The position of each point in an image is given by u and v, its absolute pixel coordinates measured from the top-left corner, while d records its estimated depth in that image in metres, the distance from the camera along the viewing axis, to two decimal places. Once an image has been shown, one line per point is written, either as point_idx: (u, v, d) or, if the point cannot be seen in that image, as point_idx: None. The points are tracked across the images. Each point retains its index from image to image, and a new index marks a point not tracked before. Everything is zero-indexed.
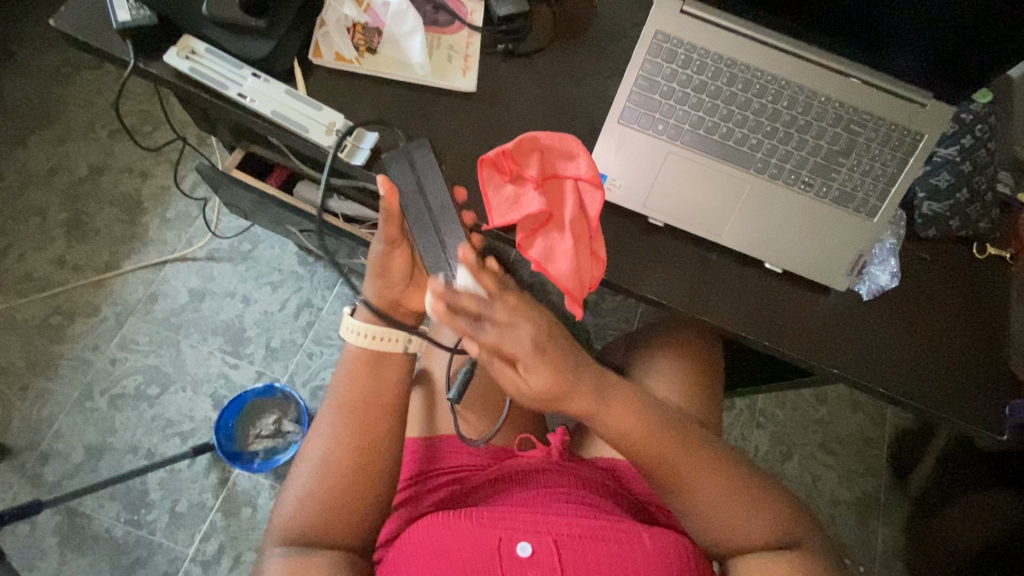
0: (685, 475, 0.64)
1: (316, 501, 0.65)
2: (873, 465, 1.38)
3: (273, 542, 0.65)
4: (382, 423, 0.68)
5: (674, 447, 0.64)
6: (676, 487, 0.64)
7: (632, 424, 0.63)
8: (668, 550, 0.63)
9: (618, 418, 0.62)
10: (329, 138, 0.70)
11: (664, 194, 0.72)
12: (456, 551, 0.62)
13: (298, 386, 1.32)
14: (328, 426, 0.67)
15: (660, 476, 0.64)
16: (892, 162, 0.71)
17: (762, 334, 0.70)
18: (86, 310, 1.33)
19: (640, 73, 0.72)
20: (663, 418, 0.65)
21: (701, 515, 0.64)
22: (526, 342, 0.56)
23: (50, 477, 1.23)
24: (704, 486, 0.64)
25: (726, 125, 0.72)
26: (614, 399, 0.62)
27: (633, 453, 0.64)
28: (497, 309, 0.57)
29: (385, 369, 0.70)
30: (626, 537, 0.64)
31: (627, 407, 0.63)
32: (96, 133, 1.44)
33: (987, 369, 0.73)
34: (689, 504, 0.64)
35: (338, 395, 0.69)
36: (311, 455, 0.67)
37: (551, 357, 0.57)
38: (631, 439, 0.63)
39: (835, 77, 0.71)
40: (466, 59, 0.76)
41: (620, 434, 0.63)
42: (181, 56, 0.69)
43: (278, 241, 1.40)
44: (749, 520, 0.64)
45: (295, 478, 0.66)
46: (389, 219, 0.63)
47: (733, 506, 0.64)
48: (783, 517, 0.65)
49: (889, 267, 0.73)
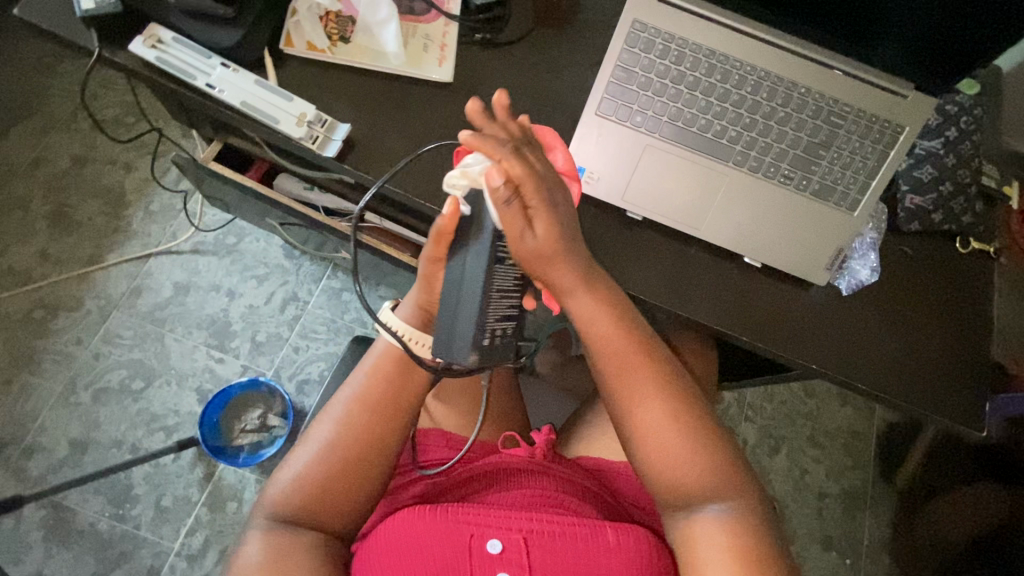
0: (637, 385, 0.62)
1: (312, 483, 0.63)
2: (861, 457, 1.38)
3: (258, 516, 0.64)
4: (399, 421, 0.67)
5: (643, 359, 0.62)
6: (636, 398, 0.62)
7: (605, 321, 0.62)
8: (636, 547, 0.62)
9: (587, 309, 0.61)
10: (300, 129, 0.68)
11: (643, 188, 0.70)
12: (426, 544, 0.61)
13: (284, 380, 1.31)
14: (342, 413, 0.66)
15: (619, 381, 0.63)
16: (872, 155, 0.70)
17: (740, 329, 0.69)
18: (69, 304, 1.31)
19: (617, 63, 0.70)
20: (642, 329, 0.64)
21: (651, 437, 0.61)
22: (541, 192, 0.55)
23: (34, 472, 1.22)
24: (662, 404, 0.61)
25: (705, 118, 0.71)
26: (591, 289, 0.61)
27: (601, 348, 0.62)
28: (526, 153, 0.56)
29: (411, 375, 0.68)
30: (592, 533, 0.62)
31: (598, 303, 0.61)
32: (78, 124, 1.41)
33: (967, 365, 0.72)
34: (641, 423, 0.61)
35: (358, 386, 0.67)
36: (318, 438, 0.65)
37: (552, 219, 0.56)
38: (602, 337, 0.62)
39: (814, 69, 0.69)
40: (442, 48, 0.74)
41: (588, 323, 0.62)
42: (148, 46, 0.68)
43: (263, 234, 1.38)
44: (693, 458, 0.61)
45: (298, 457, 0.65)
46: (439, 240, 0.59)
47: (682, 438, 0.61)
48: (729, 470, 0.61)
49: (869, 262, 0.72)
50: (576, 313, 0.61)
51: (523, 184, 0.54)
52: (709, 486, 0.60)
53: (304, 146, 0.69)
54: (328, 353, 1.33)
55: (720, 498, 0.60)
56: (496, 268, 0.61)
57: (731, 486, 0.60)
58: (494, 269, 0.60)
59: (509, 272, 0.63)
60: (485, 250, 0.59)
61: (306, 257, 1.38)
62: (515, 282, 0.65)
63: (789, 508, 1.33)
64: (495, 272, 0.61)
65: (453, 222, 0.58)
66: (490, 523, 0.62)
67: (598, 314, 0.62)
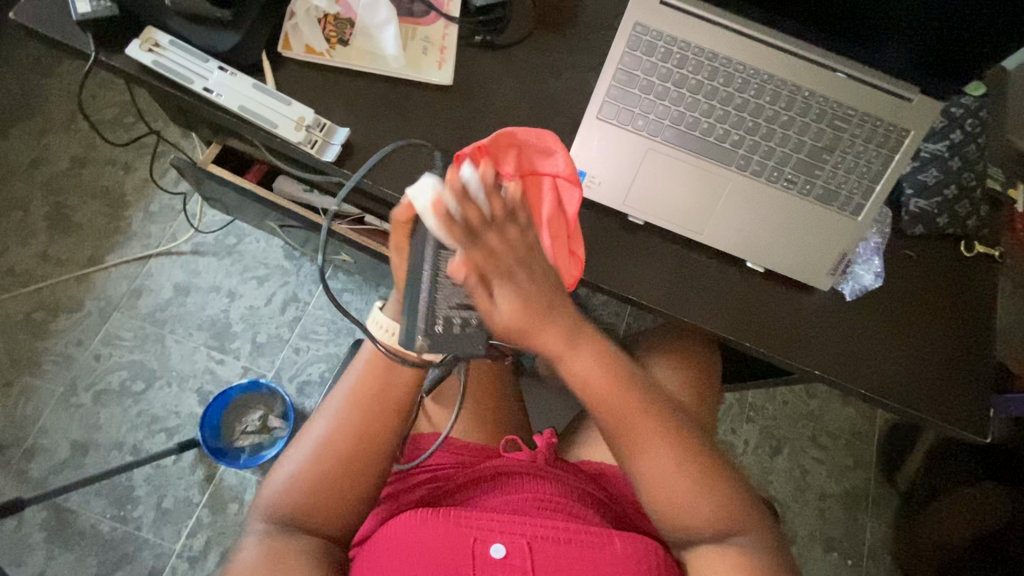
0: (645, 439, 0.60)
1: (306, 482, 0.63)
2: (863, 458, 1.37)
3: (255, 519, 0.64)
4: (390, 422, 0.66)
5: (646, 415, 0.60)
6: (641, 457, 0.60)
7: (602, 381, 0.58)
8: (641, 557, 0.62)
9: (585, 369, 0.57)
10: (299, 133, 0.67)
11: (644, 192, 0.70)
12: (428, 549, 0.60)
13: (284, 381, 1.31)
14: (334, 411, 0.66)
15: (625, 439, 0.60)
16: (877, 159, 0.69)
17: (741, 334, 0.69)
18: (70, 305, 1.31)
19: (619, 67, 0.69)
20: (641, 384, 0.60)
21: (663, 489, 0.60)
22: (506, 274, 0.52)
23: (36, 474, 1.22)
24: (668, 459, 0.60)
25: (708, 121, 0.70)
26: (583, 349, 0.57)
27: (601, 410, 0.59)
28: (491, 236, 0.52)
29: (397, 372, 0.67)
30: (602, 540, 0.62)
31: (596, 362, 0.57)
32: (77, 124, 1.41)
33: (970, 369, 0.71)
34: (649, 479, 0.60)
35: (349, 387, 0.67)
36: (312, 436, 0.66)
37: (524, 294, 0.53)
38: (600, 399, 0.58)
39: (818, 72, 0.69)
40: (442, 50, 0.74)
41: (585, 384, 0.58)
42: (144, 50, 0.67)
43: (263, 235, 1.38)
44: (704, 505, 0.61)
45: (292, 456, 0.65)
46: (398, 229, 0.62)
47: (692, 488, 0.60)
48: (742, 509, 0.62)
49: (873, 267, 0.72)
50: (573, 376, 0.57)
51: (485, 271, 0.52)
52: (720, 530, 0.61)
53: (302, 150, 0.68)
54: (328, 354, 1.33)
55: (729, 537, 0.61)
56: (441, 254, 0.60)
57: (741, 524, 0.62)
58: (438, 253, 0.60)
59: None
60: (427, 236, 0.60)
61: (306, 258, 1.37)
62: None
63: (790, 509, 1.33)
64: (438, 259, 0.60)
65: (409, 213, 0.60)
66: (493, 528, 0.61)
67: (596, 376, 0.58)
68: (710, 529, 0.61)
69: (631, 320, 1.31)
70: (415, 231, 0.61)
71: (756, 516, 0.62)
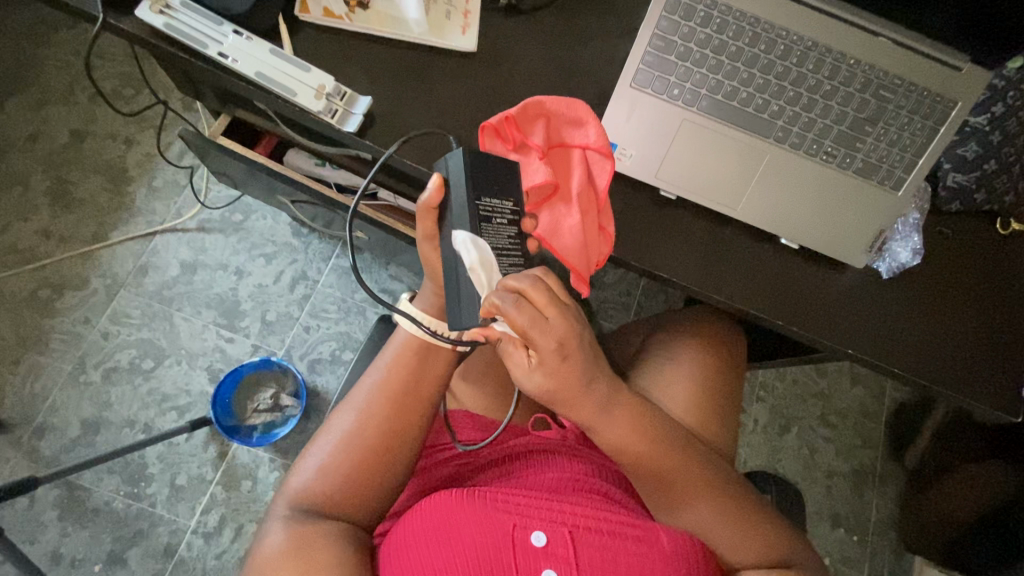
0: (674, 478, 0.65)
1: (336, 472, 0.62)
2: (871, 436, 1.38)
3: (280, 506, 0.61)
4: (422, 411, 0.65)
5: (677, 463, 0.65)
6: (676, 502, 0.65)
7: (636, 437, 0.63)
8: (688, 554, 0.60)
9: (616, 425, 0.62)
10: (319, 103, 0.64)
11: (678, 166, 0.67)
12: (466, 534, 0.58)
13: (295, 359, 1.30)
14: (363, 402, 0.65)
15: (657, 483, 0.65)
16: (922, 131, 0.67)
17: (773, 312, 0.67)
18: (75, 283, 1.29)
19: (656, 32, 0.66)
20: (663, 425, 0.66)
21: (699, 523, 0.64)
22: (551, 337, 0.52)
23: (47, 452, 1.21)
24: (701, 499, 0.65)
25: (746, 90, 0.67)
26: (614, 411, 0.62)
27: (636, 463, 0.64)
28: (532, 296, 0.52)
29: (429, 363, 0.66)
30: (647, 535, 0.60)
31: (626, 416, 0.63)
32: (75, 96, 1.36)
33: (1000, 347, 0.70)
34: (686, 518, 0.64)
35: (379, 378, 0.65)
36: (339, 426, 0.64)
37: (569, 363, 0.55)
38: (635, 452, 0.64)
39: (863, 36, 0.65)
40: (466, 15, 0.70)
41: (616, 439, 0.63)
42: (155, 11, 0.64)
43: (270, 212, 1.35)
44: (746, 535, 0.63)
45: (319, 446, 0.63)
46: (424, 215, 0.60)
47: (731, 519, 0.64)
48: (778, 533, 0.64)
49: (911, 243, 0.70)
50: (606, 434, 0.63)
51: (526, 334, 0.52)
52: (774, 561, 0.62)
53: (322, 120, 0.65)
54: (339, 333, 1.32)
55: (790, 567, 0.61)
56: (483, 226, 0.57)
57: (788, 552, 0.63)
58: (479, 227, 0.57)
59: (503, 232, 0.58)
60: (464, 210, 0.57)
61: (314, 235, 1.35)
62: (512, 242, 0.59)
63: (798, 486, 1.34)
64: (482, 231, 0.57)
65: (438, 197, 0.58)
66: (534, 515, 0.59)
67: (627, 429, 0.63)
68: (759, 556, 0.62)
69: (643, 300, 1.29)
70: (445, 212, 0.59)
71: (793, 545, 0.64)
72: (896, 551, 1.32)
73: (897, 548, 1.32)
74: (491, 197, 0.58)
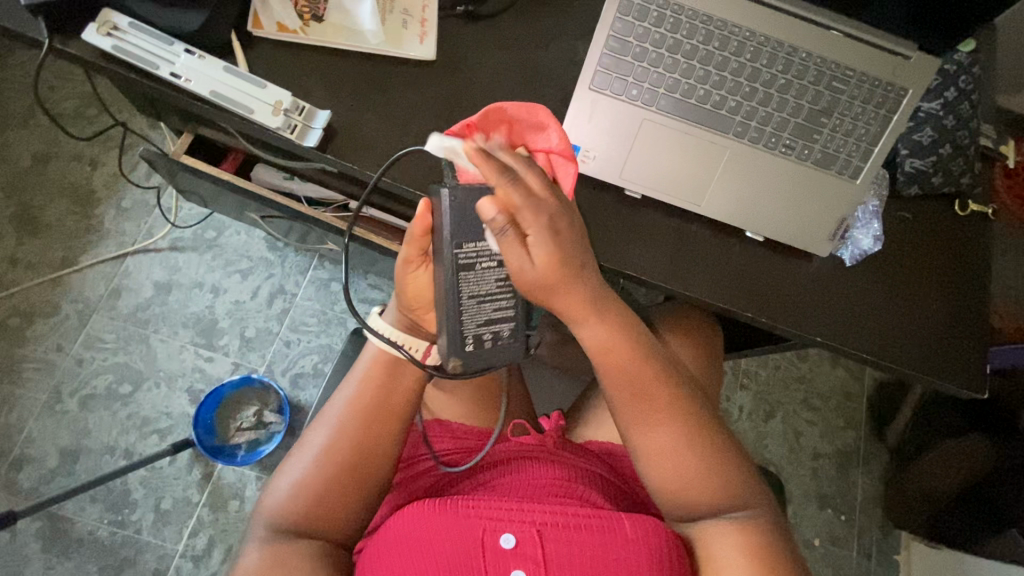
0: (654, 404, 0.62)
1: (309, 492, 0.61)
2: (853, 417, 1.40)
3: (257, 528, 0.61)
4: (394, 426, 0.65)
5: (667, 393, 0.62)
6: (652, 424, 0.62)
7: (621, 353, 0.60)
8: (651, 539, 0.60)
9: (601, 334, 0.59)
10: (277, 119, 0.64)
11: (641, 165, 0.68)
12: (438, 540, 0.58)
13: (276, 375, 1.28)
14: (336, 420, 0.64)
15: (638, 407, 0.62)
16: (875, 120, 0.68)
17: (741, 304, 0.68)
18: (46, 310, 1.26)
19: (611, 34, 0.67)
20: (649, 345, 0.62)
21: (664, 462, 0.61)
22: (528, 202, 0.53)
23: (26, 484, 1.19)
24: (678, 429, 0.62)
25: (703, 88, 0.68)
26: (601, 317, 0.58)
27: (621, 379, 0.61)
28: (529, 178, 0.54)
29: (400, 379, 0.65)
30: (612, 524, 0.60)
31: (608, 332, 0.59)
32: (36, 119, 1.33)
33: (964, 325, 0.72)
34: (659, 447, 0.62)
35: (352, 395, 0.65)
36: (313, 447, 0.63)
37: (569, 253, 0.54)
38: (616, 366, 0.61)
39: (813, 31, 0.67)
40: (423, 23, 0.70)
41: (600, 350, 0.60)
42: (102, 34, 0.62)
43: (243, 226, 1.33)
44: (707, 482, 0.62)
45: (292, 466, 0.63)
46: (412, 240, 0.60)
47: (698, 460, 0.62)
48: (740, 485, 0.62)
49: (872, 231, 0.71)
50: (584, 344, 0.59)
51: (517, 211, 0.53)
52: (729, 506, 0.62)
53: (281, 136, 0.65)
54: (320, 345, 1.30)
55: (741, 515, 0.61)
56: (464, 275, 0.59)
57: (743, 502, 0.62)
58: (461, 277, 0.59)
59: (491, 274, 0.60)
60: (447, 259, 0.58)
61: (290, 248, 1.33)
62: (501, 285, 0.61)
63: (784, 470, 1.36)
64: (462, 279, 0.59)
65: (425, 222, 0.59)
66: (503, 517, 0.59)
67: (611, 342, 0.60)
68: (712, 502, 0.62)
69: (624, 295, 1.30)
70: (433, 243, 0.60)
71: (753, 501, 0.62)
72: (884, 528, 1.34)
73: (884, 525, 1.34)
74: (478, 242, 0.58)
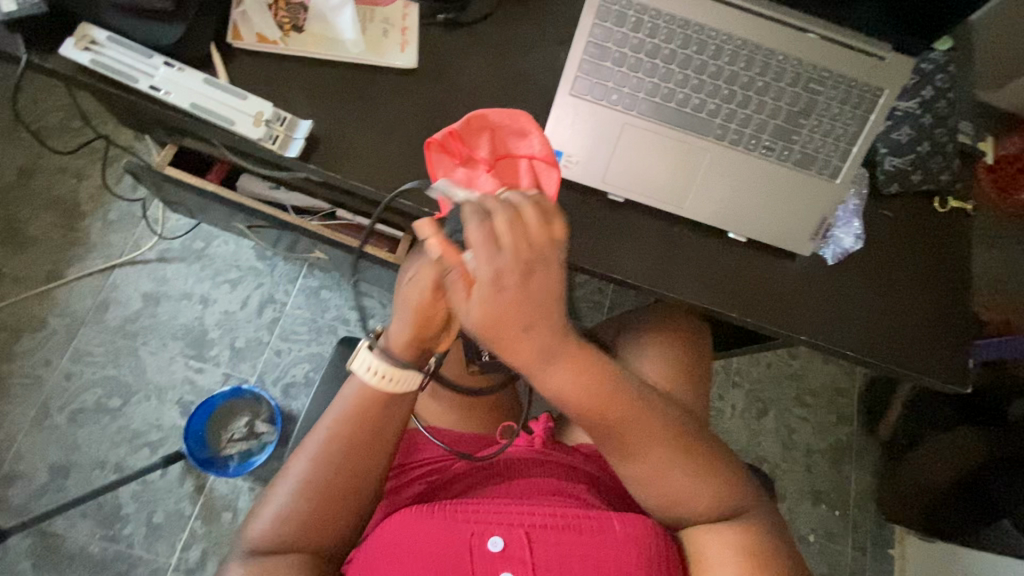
0: (631, 436, 0.58)
1: (293, 520, 0.60)
2: (845, 412, 1.41)
3: (239, 555, 0.60)
4: (379, 452, 0.63)
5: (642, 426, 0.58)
6: (631, 453, 0.59)
7: (589, 394, 0.55)
8: (640, 538, 0.60)
9: (566, 377, 0.53)
10: (258, 130, 0.64)
11: (623, 169, 0.68)
12: (427, 545, 0.58)
13: (268, 384, 1.28)
14: (319, 448, 0.62)
15: (612, 441, 0.58)
16: (854, 120, 0.69)
17: (727, 305, 0.69)
18: (32, 324, 1.25)
19: (589, 41, 0.67)
20: (620, 378, 0.56)
21: (649, 483, 0.60)
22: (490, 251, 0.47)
23: (16, 501, 1.17)
24: (661, 453, 0.60)
25: (682, 91, 0.68)
26: (561, 361, 0.52)
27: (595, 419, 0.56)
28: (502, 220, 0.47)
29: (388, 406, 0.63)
30: (600, 525, 0.60)
31: (573, 372, 0.53)
32: (20, 132, 1.32)
33: (946, 319, 0.73)
34: (645, 470, 0.60)
35: (335, 422, 0.63)
36: (295, 475, 0.61)
37: (507, 298, 0.47)
38: (583, 405, 0.55)
39: (789, 33, 0.67)
40: (404, 32, 0.70)
41: (563, 394, 0.54)
42: (80, 48, 0.62)
43: (232, 236, 1.33)
44: (698, 492, 0.61)
45: (275, 495, 0.61)
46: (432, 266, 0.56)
47: (687, 476, 0.60)
48: (732, 490, 0.62)
49: (853, 230, 0.72)
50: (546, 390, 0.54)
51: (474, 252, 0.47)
52: (725, 512, 0.61)
53: (264, 147, 0.65)
54: (311, 354, 1.30)
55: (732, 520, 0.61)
56: None
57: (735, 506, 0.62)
58: None
59: None
60: None
61: (279, 257, 1.33)
62: None
63: (777, 467, 1.36)
64: None
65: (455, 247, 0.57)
66: (491, 520, 0.60)
67: (578, 383, 0.54)
68: (704, 511, 0.61)
69: (615, 297, 1.30)
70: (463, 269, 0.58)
71: (745, 502, 0.62)
72: (878, 522, 1.35)
73: (878, 518, 1.35)
74: None
